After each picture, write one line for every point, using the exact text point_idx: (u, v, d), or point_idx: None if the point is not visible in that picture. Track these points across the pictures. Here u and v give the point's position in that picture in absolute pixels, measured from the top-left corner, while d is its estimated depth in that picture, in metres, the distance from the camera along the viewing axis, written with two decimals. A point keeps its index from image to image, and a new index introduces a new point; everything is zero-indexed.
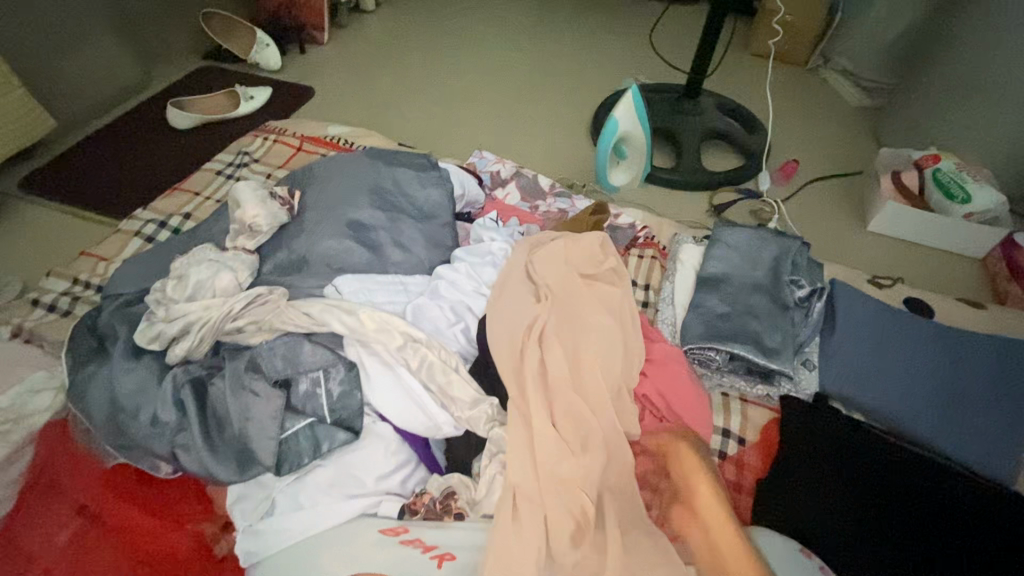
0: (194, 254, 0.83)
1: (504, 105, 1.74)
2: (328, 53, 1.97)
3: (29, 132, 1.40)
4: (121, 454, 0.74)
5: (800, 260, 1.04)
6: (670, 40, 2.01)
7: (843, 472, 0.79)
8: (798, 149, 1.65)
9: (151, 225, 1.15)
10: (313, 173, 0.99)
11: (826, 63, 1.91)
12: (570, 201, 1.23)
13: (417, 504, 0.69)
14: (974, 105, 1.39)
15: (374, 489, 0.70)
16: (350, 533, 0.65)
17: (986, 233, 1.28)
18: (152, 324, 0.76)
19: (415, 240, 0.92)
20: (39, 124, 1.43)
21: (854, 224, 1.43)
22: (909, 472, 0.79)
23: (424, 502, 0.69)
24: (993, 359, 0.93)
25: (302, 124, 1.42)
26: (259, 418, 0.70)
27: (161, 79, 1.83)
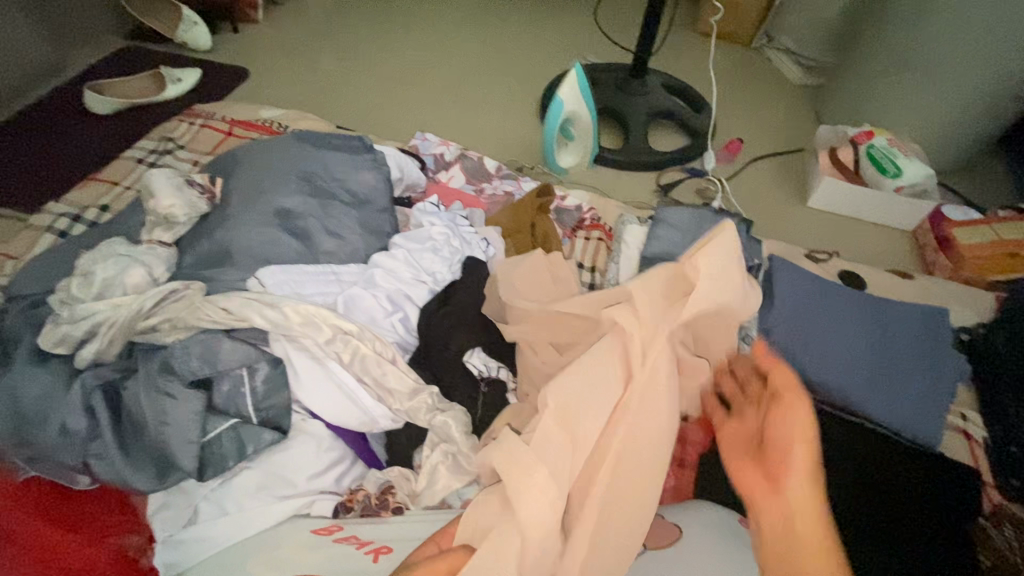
0: (100, 250, 0.76)
1: (450, 86, 1.69)
2: (263, 33, 1.86)
3: None
4: (31, 467, 0.67)
5: (739, 238, 1.05)
6: (619, 18, 1.99)
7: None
8: (742, 127, 1.67)
9: (64, 219, 1.06)
10: (236, 159, 0.93)
11: (770, 42, 1.93)
12: (515, 183, 1.21)
13: (352, 501, 0.67)
14: (905, 82, 1.43)
15: (307, 488, 0.67)
16: (283, 534, 0.63)
17: (915, 206, 1.33)
18: (55, 325, 0.71)
19: (348, 227, 0.88)
20: None
21: (795, 200, 1.47)
22: (843, 444, 0.82)
23: (359, 499, 0.67)
24: (919, 328, 0.97)
25: (233, 107, 1.34)
26: (178, 422, 0.66)
27: (79, 61, 1.70)
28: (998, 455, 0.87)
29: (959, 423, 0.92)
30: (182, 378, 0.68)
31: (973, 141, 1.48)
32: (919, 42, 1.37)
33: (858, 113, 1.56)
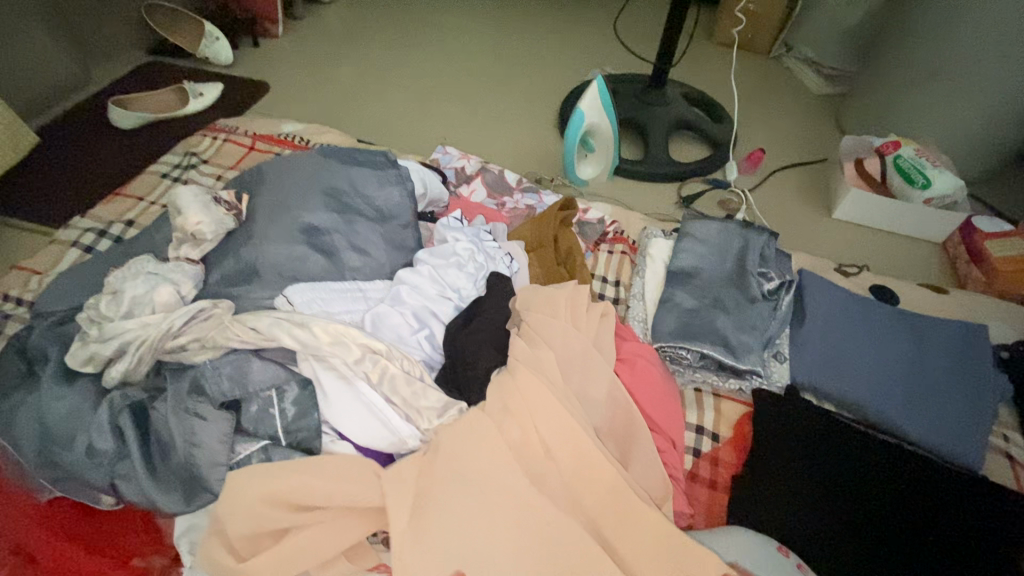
0: (129, 267, 0.76)
1: (469, 97, 1.70)
2: (284, 46, 1.88)
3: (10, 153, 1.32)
4: (56, 486, 0.68)
5: (768, 251, 1.02)
6: (636, 29, 1.99)
7: (816, 466, 0.79)
8: (763, 138, 1.65)
9: (90, 234, 1.07)
10: (261, 175, 0.93)
11: (789, 52, 1.91)
12: (537, 196, 1.20)
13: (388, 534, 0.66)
14: (932, 92, 1.41)
15: None
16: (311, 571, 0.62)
17: (946, 218, 1.30)
18: (85, 344, 0.71)
19: (374, 243, 0.88)
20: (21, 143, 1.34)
21: (820, 212, 1.44)
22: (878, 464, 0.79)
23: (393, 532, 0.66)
24: (958, 345, 0.94)
25: (255, 121, 1.35)
26: (207, 443, 0.65)
27: (101, 78, 1.72)
28: None
29: (1003, 446, 0.88)
30: (214, 400, 0.68)
31: (1003, 150, 1.44)
32: (946, 50, 1.35)
33: (883, 123, 1.54)
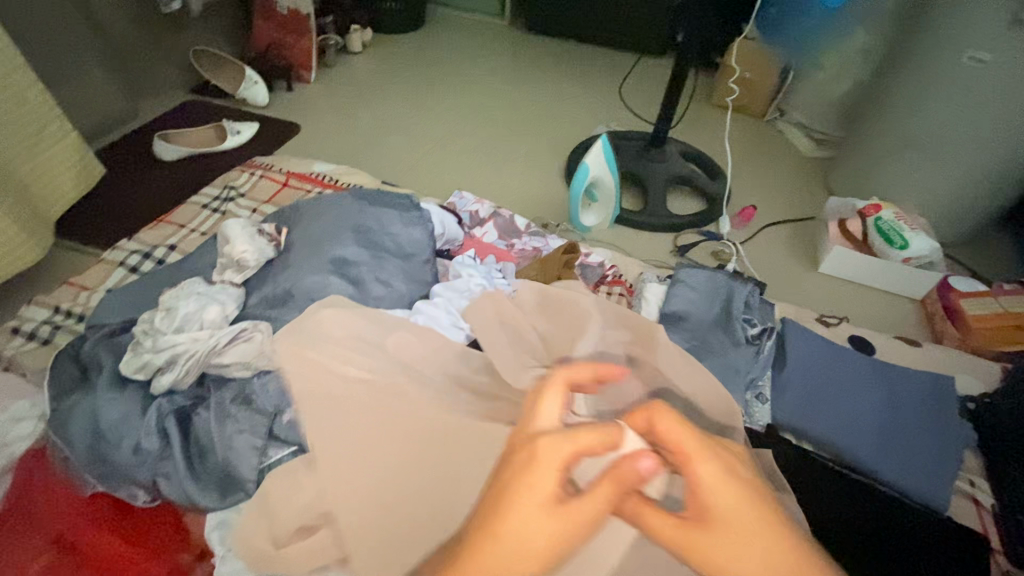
0: (182, 288, 0.87)
1: (484, 145, 1.84)
2: (315, 91, 2.05)
3: (87, 181, 1.43)
4: (100, 482, 0.76)
5: (753, 300, 1.12)
6: (640, 91, 2.15)
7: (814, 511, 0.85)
8: (755, 195, 1.78)
9: (136, 256, 1.18)
10: (299, 212, 1.04)
11: (781, 116, 2.07)
12: (544, 239, 1.32)
13: None
14: (908, 161, 1.54)
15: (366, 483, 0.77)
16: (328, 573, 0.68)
17: (923, 276, 1.40)
18: (138, 354, 0.80)
19: (395, 276, 0.97)
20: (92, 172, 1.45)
21: (807, 266, 1.54)
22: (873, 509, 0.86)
23: None
24: (929, 395, 1.02)
25: (288, 160, 1.47)
26: (240, 448, 0.73)
27: (149, 112, 1.88)
28: (1008, 522, 0.89)
29: (968, 489, 0.95)
30: (261, 410, 0.75)
31: (978, 216, 1.55)
32: (922, 125, 1.47)
33: (866, 186, 1.66)
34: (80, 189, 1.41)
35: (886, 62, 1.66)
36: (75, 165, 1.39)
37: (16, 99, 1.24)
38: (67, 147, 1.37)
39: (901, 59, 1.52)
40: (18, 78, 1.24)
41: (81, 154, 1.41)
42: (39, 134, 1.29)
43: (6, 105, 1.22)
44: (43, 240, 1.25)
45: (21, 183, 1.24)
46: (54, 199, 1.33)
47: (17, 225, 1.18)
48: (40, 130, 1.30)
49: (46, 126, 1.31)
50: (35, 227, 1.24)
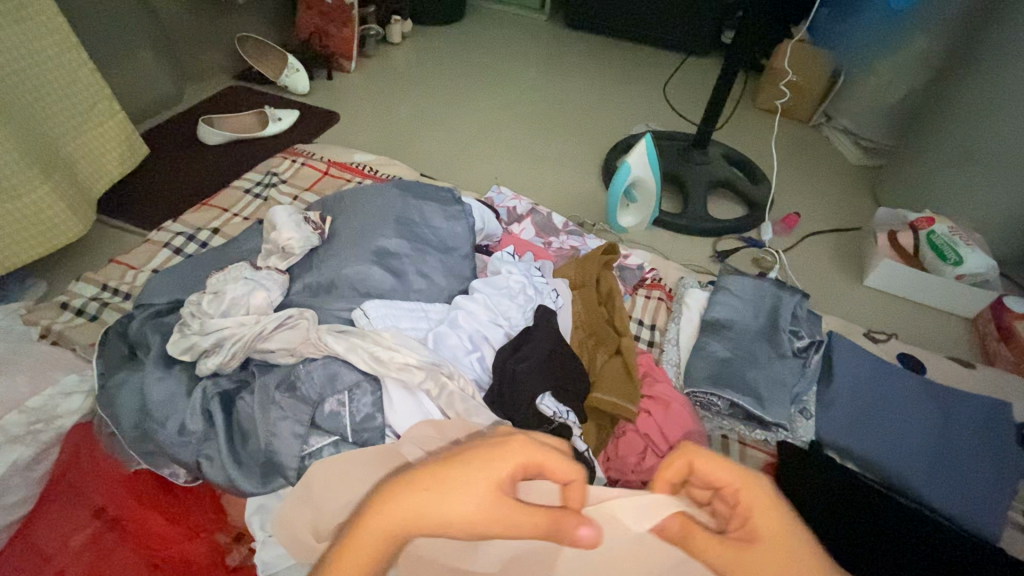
0: (228, 272, 0.87)
1: (521, 141, 1.83)
2: (354, 81, 2.06)
3: (132, 160, 1.45)
4: (144, 459, 0.77)
5: (800, 311, 1.08)
6: (682, 91, 2.11)
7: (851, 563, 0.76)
8: (798, 203, 1.73)
9: (181, 238, 1.19)
10: (343, 200, 1.05)
11: (828, 122, 2.00)
12: (582, 239, 1.30)
13: None
14: (965, 174, 1.46)
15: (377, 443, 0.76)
16: None
17: (977, 295, 1.34)
18: (185, 335, 0.80)
19: (437, 270, 0.96)
20: (137, 151, 1.48)
21: (852, 279, 1.49)
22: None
23: None
24: (983, 419, 0.97)
25: (329, 149, 1.48)
26: (284, 435, 0.74)
27: (193, 96, 1.91)
28: None
29: (1022, 521, 0.90)
30: (305, 398, 0.76)
31: None
32: (984, 135, 1.40)
33: (918, 197, 1.59)
34: (125, 169, 1.44)
35: (946, 67, 1.58)
36: (121, 146, 1.41)
37: (68, 76, 1.29)
38: (115, 127, 1.40)
39: (966, 66, 1.44)
40: (70, 57, 1.29)
41: (129, 134, 1.45)
42: (88, 112, 1.33)
43: (55, 82, 1.26)
44: (87, 218, 1.28)
45: (67, 158, 1.27)
46: (97, 175, 1.35)
47: (61, 199, 1.21)
48: (89, 108, 1.33)
49: (94, 103, 1.35)
50: (78, 203, 1.26)
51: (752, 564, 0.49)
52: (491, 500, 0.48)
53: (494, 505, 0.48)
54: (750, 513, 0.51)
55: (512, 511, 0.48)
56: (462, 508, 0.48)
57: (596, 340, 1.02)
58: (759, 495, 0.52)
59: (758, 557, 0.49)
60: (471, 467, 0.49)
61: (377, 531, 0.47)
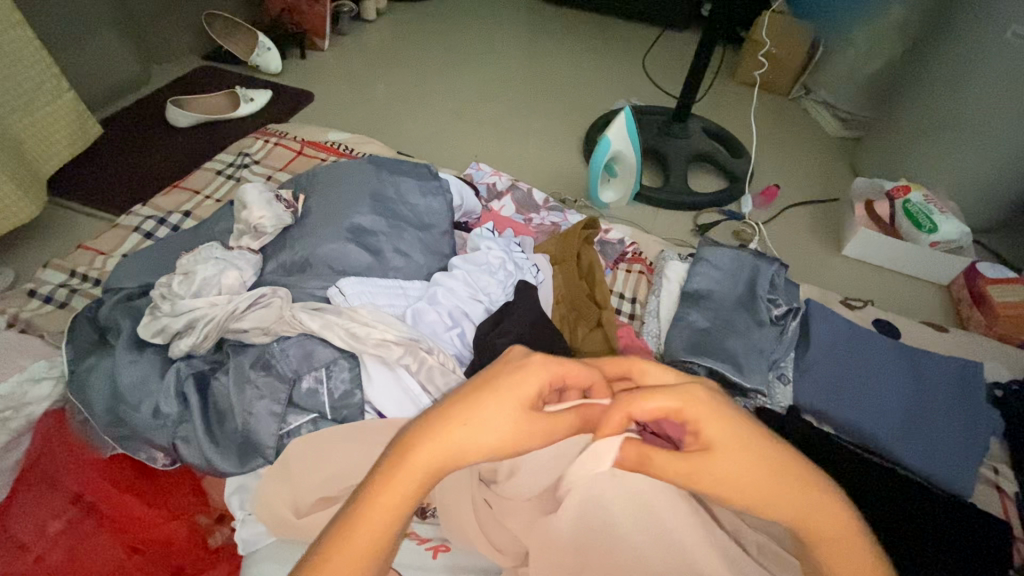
0: (199, 252, 0.85)
1: (501, 117, 1.80)
2: (328, 59, 2.00)
3: (82, 141, 1.41)
4: (120, 444, 0.76)
5: (778, 280, 1.09)
6: (662, 65, 2.09)
7: None
8: (778, 175, 1.73)
9: (151, 221, 1.16)
10: (316, 178, 1.02)
11: (808, 94, 2.00)
12: (562, 214, 1.30)
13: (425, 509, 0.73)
14: (939, 141, 1.47)
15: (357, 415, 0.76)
16: None
17: (951, 261, 1.36)
18: (156, 318, 0.78)
19: (414, 247, 0.95)
20: (89, 131, 1.43)
21: (830, 249, 1.51)
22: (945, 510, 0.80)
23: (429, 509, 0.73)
24: (958, 381, 0.99)
25: (303, 128, 1.44)
26: (261, 414, 0.73)
27: (161, 77, 1.84)
28: None
29: (992, 477, 0.93)
30: (281, 375, 0.75)
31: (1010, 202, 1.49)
32: (958, 104, 1.41)
33: (895, 166, 1.60)
34: (74, 150, 1.40)
35: (922, 34, 1.58)
36: (70, 127, 1.36)
37: (13, 55, 1.22)
38: (65, 107, 1.34)
39: (940, 34, 1.44)
40: (16, 36, 1.22)
41: (79, 114, 1.39)
42: (35, 92, 1.27)
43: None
44: (39, 200, 1.26)
45: (14, 141, 1.23)
46: (46, 158, 1.32)
47: (12, 183, 1.18)
48: (37, 89, 1.28)
49: (42, 83, 1.28)
50: (29, 185, 1.24)
51: (712, 473, 0.45)
52: (523, 421, 0.45)
53: (524, 426, 0.45)
54: (700, 426, 0.46)
55: (543, 428, 0.46)
56: (485, 434, 0.43)
57: (577, 313, 1.02)
58: (701, 406, 0.46)
59: (716, 464, 0.45)
60: (499, 386, 0.45)
61: (420, 469, 0.42)
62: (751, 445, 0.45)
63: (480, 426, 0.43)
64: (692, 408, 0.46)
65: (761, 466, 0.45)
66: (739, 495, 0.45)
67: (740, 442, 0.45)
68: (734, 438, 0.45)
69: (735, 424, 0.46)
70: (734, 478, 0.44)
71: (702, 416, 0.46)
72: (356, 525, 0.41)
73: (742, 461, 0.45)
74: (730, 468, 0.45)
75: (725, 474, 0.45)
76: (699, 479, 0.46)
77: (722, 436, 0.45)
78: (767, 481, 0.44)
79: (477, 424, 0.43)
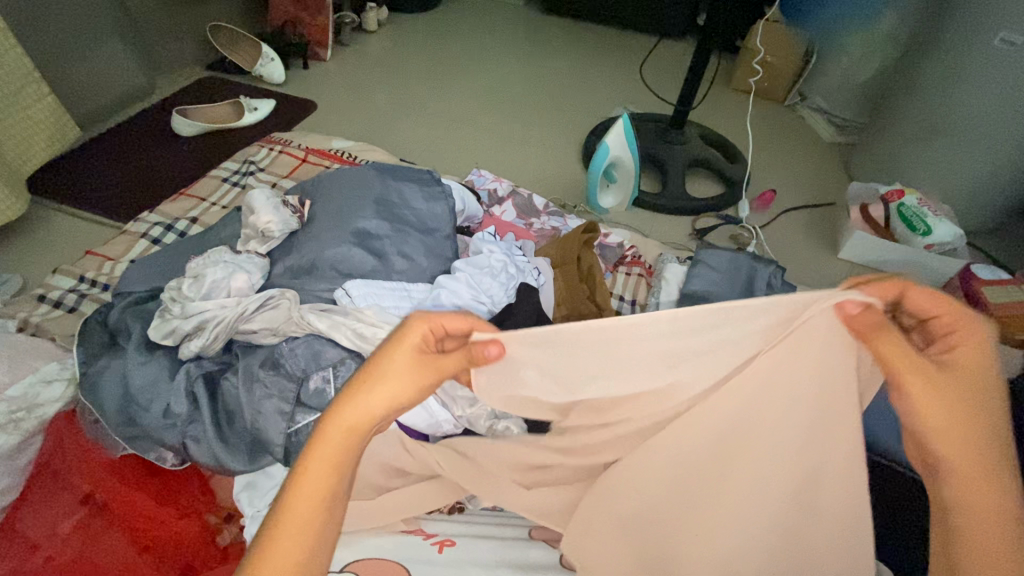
0: (208, 256, 0.87)
1: (500, 126, 1.83)
2: (330, 69, 2.03)
3: (61, 141, 1.45)
4: (130, 444, 0.77)
5: (776, 281, 1.10)
6: (659, 74, 2.12)
7: None
8: (775, 180, 1.76)
9: (158, 228, 1.18)
10: (321, 184, 1.05)
11: (803, 101, 2.03)
12: (562, 219, 1.32)
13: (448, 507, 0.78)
14: (931, 146, 1.50)
15: None
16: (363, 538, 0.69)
17: (945, 263, 1.38)
18: (166, 320, 0.80)
19: (418, 250, 0.97)
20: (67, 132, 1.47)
21: (826, 252, 1.53)
22: None
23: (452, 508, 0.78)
24: None
25: (307, 136, 1.47)
26: (269, 413, 0.74)
27: (166, 87, 1.87)
28: None
29: None
30: (289, 374, 0.77)
31: (1002, 205, 1.52)
32: (948, 109, 1.44)
33: (889, 170, 1.62)
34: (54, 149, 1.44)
35: (913, 41, 1.62)
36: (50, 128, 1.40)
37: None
38: (44, 109, 1.38)
39: (930, 41, 1.48)
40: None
41: (58, 115, 1.43)
42: (16, 95, 1.31)
43: None
44: (23, 198, 1.29)
45: None
46: (24, 158, 1.36)
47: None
48: (17, 92, 1.31)
49: (23, 86, 1.32)
50: (13, 185, 1.27)
51: (944, 383, 0.46)
52: (416, 372, 0.45)
53: (420, 374, 0.45)
54: (961, 348, 0.47)
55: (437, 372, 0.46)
56: (383, 395, 0.44)
57: (578, 315, 1.04)
58: (973, 343, 0.47)
59: (949, 379, 0.46)
60: (380, 356, 0.45)
61: (330, 441, 0.42)
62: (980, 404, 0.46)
63: (379, 391, 0.44)
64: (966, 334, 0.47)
65: (979, 421, 0.45)
66: (932, 414, 0.46)
67: (975, 392, 0.46)
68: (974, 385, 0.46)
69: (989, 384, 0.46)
70: (954, 400, 0.45)
71: (967, 350, 0.47)
72: (283, 520, 0.40)
73: (977, 378, 0.46)
74: (958, 392, 0.46)
75: (952, 390, 0.46)
76: (918, 379, 0.46)
77: (965, 364, 0.46)
78: (972, 429, 0.45)
79: (373, 388, 0.44)
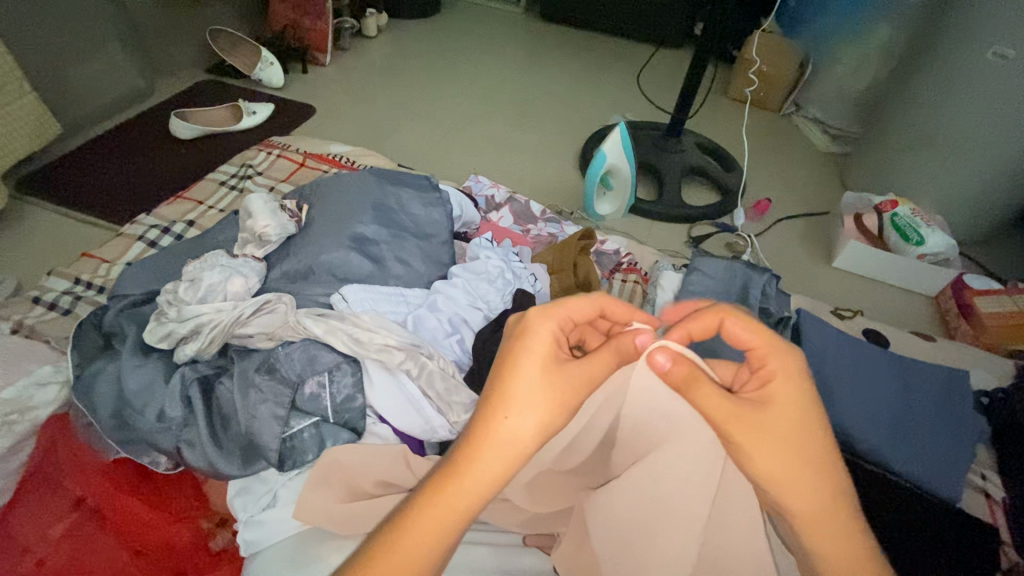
0: (205, 259, 0.87)
1: (498, 132, 1.84)
2: (329, 74, 2.04)
3: (42, 139, 1.43)
4: (123, 447, 0.77)
5: (770, 290, 1.12)
6: (657, 83, 2.14)
7: None
8: (770, 189, 1.77)
9: (155, 230, 1.18)
10: (318, 188, 1.05)
11: (798, 111, 2.05)
12: (559, 226, 1.33)
13: None
14: (924, 157, 1.52)
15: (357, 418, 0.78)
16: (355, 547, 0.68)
17: (937, 272, 1.40)
18: (162, 323, 0.80)
19: (415, 255, 0.97)
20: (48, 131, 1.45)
21: (821, 261, 1.54)
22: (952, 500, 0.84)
23: None
24: (946, 388, 1.01)
25: (305, 140, 1.47)
26: (264, 417, 0.74)
27: (165, 89, 1.88)
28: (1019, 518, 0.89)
29: (980, 482, 0.95)
30: (285, 379, 0.77)
31: (993, 215, 1.54)
32: (940, 121, 1.46)
33: (883, 180, 1.64)
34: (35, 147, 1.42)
35: (906, 54, 1.64)
36: (32, 127, 1.39)
37: None
38: (26, 107, 1.37)
39: (922, 54, 1.50)
40: None
41: (40, 114, 1.42)
42: None
43: None
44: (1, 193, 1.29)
45: None
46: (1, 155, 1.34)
47: None
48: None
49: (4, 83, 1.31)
50: None
51: (763, 423, 0.50)
52: (559, 379, 0.51)
53: (562, 381, 0.51)
54: (771, 378, 0.52)
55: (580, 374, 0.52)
56: (534, 410, 0.49)
57: None
58: (782, 371, 0.52)
59: (769, 417, 0.50)
60: (524, 361, 0.50)
61: (493, 453, 0.47)
62: (805, 423, 0.51)
63: (525, 401, 0.49)
64: (772, 360, 0.52)
65: (806, 445, 0.50)
66: (770, 458, 0.50)
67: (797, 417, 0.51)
68: (793, 414, 0.51)
69: (811, 413, 0.51)
70: (776, 433, 0.50)
71: (783, 379, 0.51)
72: (411, 525, 0.46)
73: (793, 409, 0.51)
74: (779, 427, 0.50)
75: (769, 428, 0.50)
76: (739, 425, 0.51)
77: (784, 393, 0.51)
78: (802, 468, 0.49)
79: (522, 393, 0.49)
